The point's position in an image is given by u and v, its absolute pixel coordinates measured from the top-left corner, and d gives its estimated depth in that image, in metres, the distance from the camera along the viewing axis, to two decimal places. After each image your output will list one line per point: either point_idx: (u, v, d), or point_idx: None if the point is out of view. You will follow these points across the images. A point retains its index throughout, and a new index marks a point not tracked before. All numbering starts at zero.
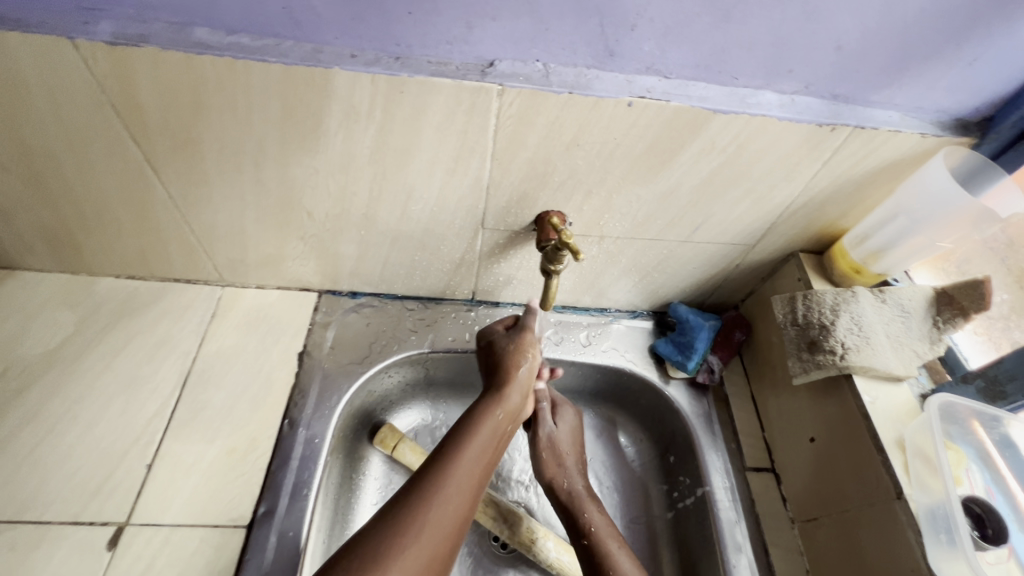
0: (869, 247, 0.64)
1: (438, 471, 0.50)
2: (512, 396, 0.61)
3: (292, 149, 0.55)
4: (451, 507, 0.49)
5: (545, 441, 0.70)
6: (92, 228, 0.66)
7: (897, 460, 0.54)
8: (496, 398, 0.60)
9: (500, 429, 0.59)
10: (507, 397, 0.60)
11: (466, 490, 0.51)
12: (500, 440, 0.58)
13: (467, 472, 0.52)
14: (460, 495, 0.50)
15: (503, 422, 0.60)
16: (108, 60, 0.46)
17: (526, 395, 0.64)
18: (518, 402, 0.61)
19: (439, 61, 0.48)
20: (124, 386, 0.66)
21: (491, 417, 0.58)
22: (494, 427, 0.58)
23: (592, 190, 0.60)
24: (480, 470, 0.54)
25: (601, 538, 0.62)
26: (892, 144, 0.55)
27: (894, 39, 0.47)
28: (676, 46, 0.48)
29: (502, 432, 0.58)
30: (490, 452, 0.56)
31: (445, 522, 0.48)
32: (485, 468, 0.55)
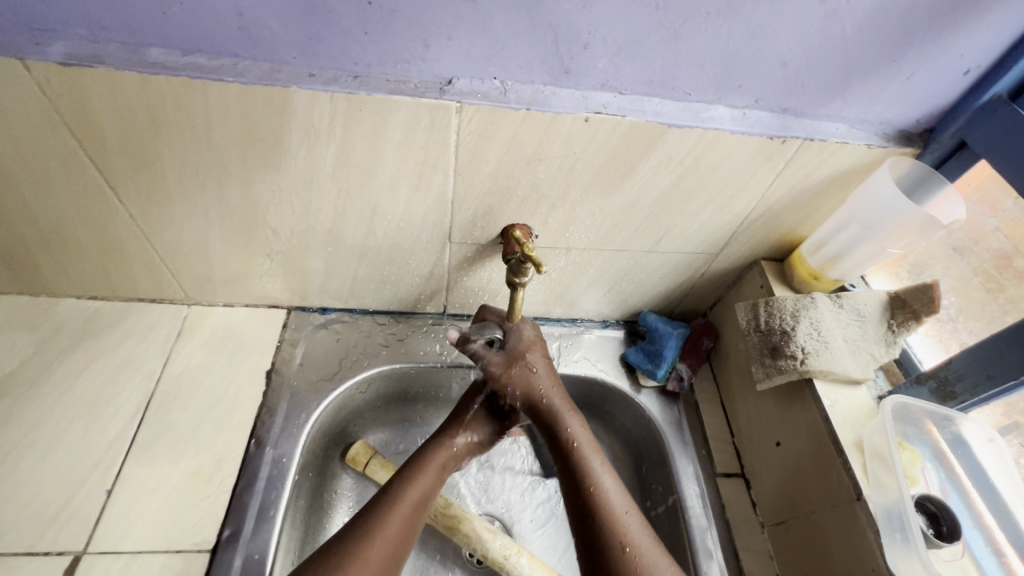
0: (826, 254, 0.66)
1: (378, 511, 0.55)
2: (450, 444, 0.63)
3: (254, 166, 0.55)
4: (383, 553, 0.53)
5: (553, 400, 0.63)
6: (51, 249, 0.65)
7: (856, 461, 0.56)
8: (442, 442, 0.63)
9: (438, 477, 0.61)
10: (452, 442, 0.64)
11: (397, 533, 0.55)
12: (438, 485, 0.61)
13: (398, 523, 0.55)
14: (396, 529, 0.55)
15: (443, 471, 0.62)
16: (61, 80, 0.46)
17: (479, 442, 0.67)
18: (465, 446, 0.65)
19: (397, 79, 0.49)
20: (85, 409, 0.64)
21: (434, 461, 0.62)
22: (433, 478, 0.61)
23: (555, 204, 0.61)
24: (408, 520, 0.56)
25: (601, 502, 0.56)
26: (841, 154, 0.57)
27: (835, 55, 0.49)
28: (629, 63, 0.49)
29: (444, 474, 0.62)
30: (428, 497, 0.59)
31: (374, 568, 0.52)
32: (416, 517, 0.57)
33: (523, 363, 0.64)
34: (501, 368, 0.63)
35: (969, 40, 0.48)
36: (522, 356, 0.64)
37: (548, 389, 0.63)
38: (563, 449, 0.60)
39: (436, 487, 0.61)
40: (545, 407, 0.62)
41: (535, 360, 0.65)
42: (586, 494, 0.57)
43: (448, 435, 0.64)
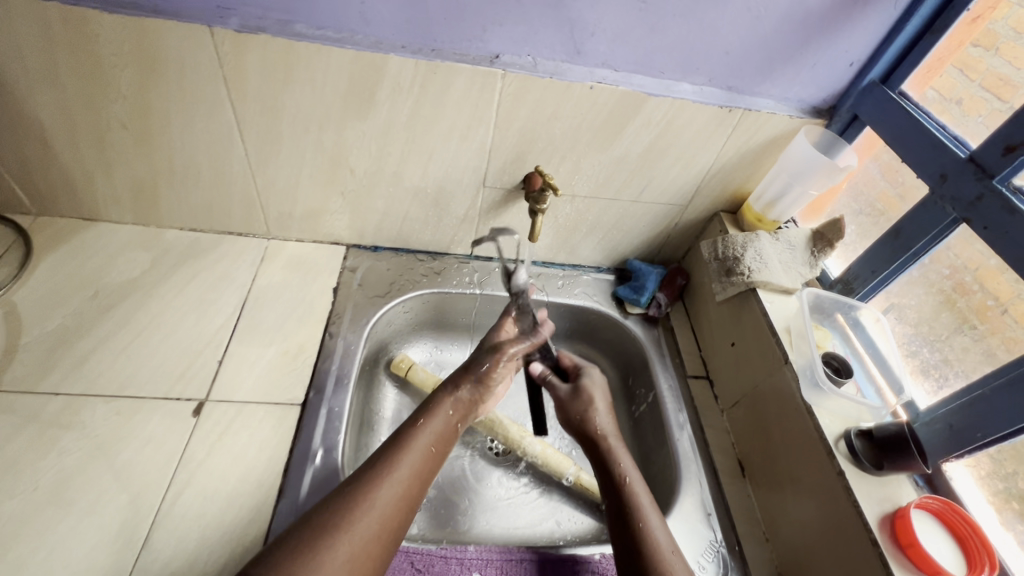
0: (766, 200, 0.87)
1: (389, 458, 0.60)
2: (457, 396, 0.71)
3: (349, 115, 0.75)
4: (399, 490, 0.58)
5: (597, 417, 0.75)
6: (175, 183, 0.83)
7: (785, 338, 0.76)
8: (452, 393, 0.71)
9: (444, 428, 0.66)
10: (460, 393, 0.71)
11: (412, 471, 0.60)
12: (450, 432, 0.68)
13: (412, 462, 0.61)
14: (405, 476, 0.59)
15: (453, 419, 0.69)
16: (232, 43, 0.66)
17: (484, 391, 0.75)
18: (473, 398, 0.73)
19: (461, 53, 0.70)
20: (194, 306, 0.82)
21: (443, 410, 0.68)
22: (443, 426, 0.67)
23: (565, 156, 0.82)
24: (421, 466, 0.62)
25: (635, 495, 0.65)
26: (772, 123, 0.80)
27: (761, 47, 0.72)
28: (622, 48, 0.71)
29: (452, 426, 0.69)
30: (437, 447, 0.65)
31: (391, 503, 0.57)
32: (430, 462, 0.63)
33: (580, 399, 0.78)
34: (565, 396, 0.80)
35: (850, 41, 0.72)
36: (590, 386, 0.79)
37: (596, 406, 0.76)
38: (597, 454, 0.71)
39: (448, 436, 0.67)
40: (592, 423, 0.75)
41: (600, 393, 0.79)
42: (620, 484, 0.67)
43: (456, 387, 0.72)
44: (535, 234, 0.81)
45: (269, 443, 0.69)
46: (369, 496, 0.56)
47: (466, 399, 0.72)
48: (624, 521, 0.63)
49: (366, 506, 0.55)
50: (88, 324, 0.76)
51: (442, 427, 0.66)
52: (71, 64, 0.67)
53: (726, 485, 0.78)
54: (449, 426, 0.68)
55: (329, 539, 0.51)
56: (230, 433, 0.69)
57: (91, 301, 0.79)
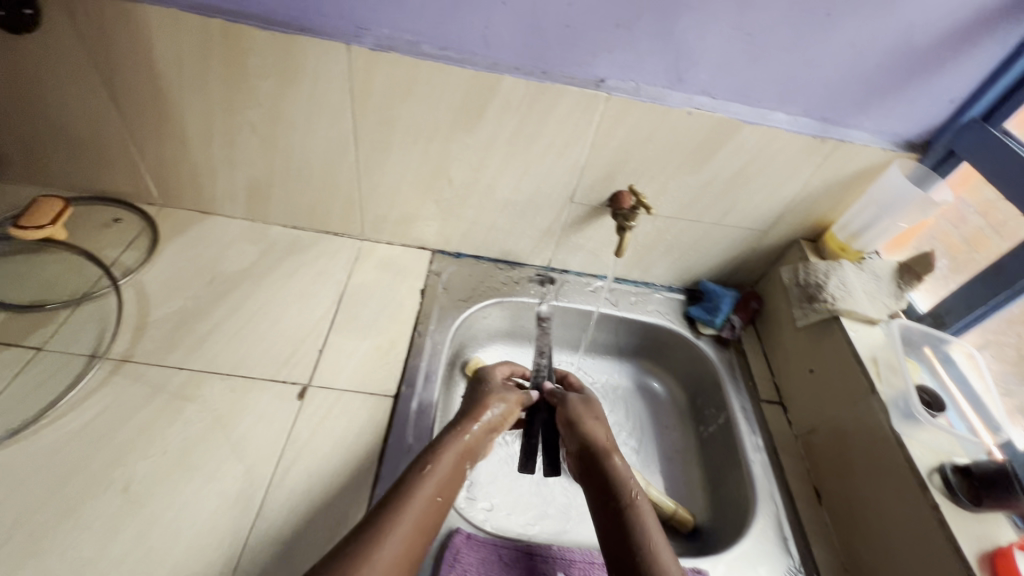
0: (851, 230, 0.88)
1: (391, 509, 0.58)
2: (451, 437, 0.69)
3: (457, 129, 0.80)
4: (400, 542, 0.56)
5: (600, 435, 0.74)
6: (287, 183, 0.90)
7: (871, 367, 0.76)
8: (456, 437, 0.69)
9: (435, 473, 0.64)
10: (464, 435, 0.70)
11: (414, 523, 0.58)
12: (455, 474, 0.66)
13: (415, 515, 0.58)
14: (408, 527, 0.57)
15: (460, 464, 0.67)
16: (365, 60, 0.72)
17: (489, 435, 0.73)
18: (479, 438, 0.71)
19: (569, 76, 0.75)
20: (297, 297, 0.88)
21: (449, 454, 0.66)
22: (449, 471, 0.65)
23: (654, 177, 0.86)
24: (426, 518, 0.59)
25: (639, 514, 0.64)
26: (865, 154, 0.81)
27: (860, 81, 0.74)
28: (723, 78, 0.75)
29: (461, 467, 0.67)
30: (439, 498, 0.62)
31: (395, 551, 0.55)
32: (431, 511, 0.60)
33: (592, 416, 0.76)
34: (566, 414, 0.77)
35: (951, 80, 0.73)
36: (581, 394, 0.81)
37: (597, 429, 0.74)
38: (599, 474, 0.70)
39: (454, 481, 0.65)
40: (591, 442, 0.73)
41: (584, 409, 0.77)
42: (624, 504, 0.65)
43: (458, 434, 0.69)
44: (621, 250, 0.84)
45: (365, 429, 0.74)
46: (371, 551, 0.53)
47: (467, 440, 0.69)
48: (623, 533, 0.62)
49: (373, 555, 0.53)
50: (206, 307, 0.83)
51: (446, 473, 0.64)
52: (220, 73, 0.75)
53: (802, 511, 0.78)
54: (451, 470, 0.65)
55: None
56: (330, 417, 0.74)
57: (208, 287, 0.86)
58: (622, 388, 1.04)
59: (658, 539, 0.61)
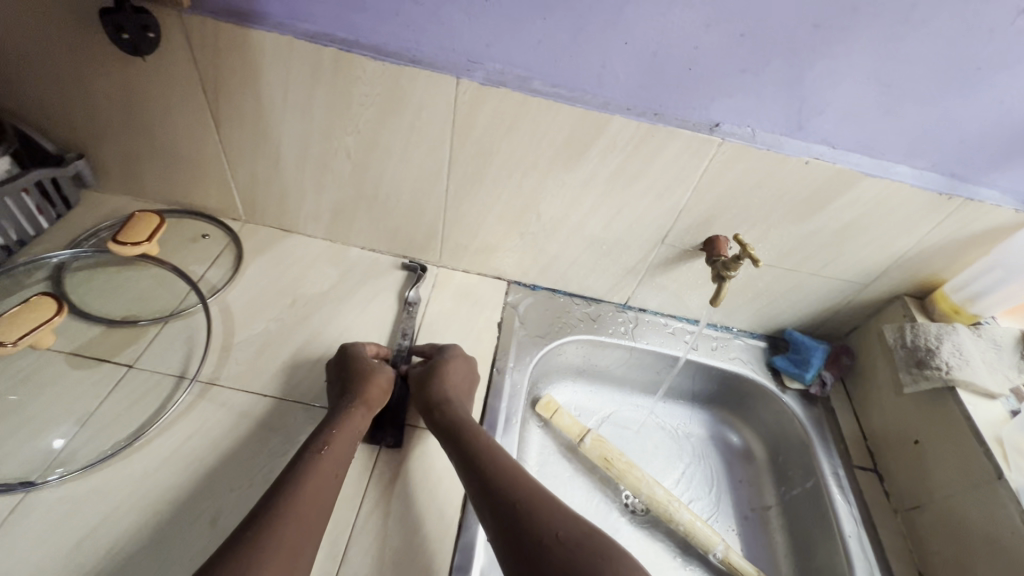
0: (966, 293, 0.82)
1: (291, 482, 0.57)
2: (359, 413, 0.68)
3: (555, 166, 0.78)
4: (297, 505, 0.55)
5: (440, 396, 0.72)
6: (372, 208, 0.89)
7: (997, 451, 0.69)
8: (340, 413, 0.67)
9: (344, 448, 0.63)
10: (352, 410, 0.68)
11: (320, 486, 0.58)
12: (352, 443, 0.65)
13: (314, 488, 0.57)
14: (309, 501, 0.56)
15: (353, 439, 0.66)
16: (472, 94, 0.71)
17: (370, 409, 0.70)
18: (366, 414, 0.68)
19: (683, 119, 0.71)
20: (376, 325, 0.87)
21: (345, 431, 0.65)
22: (347, 448, 0.64)
23: (756, 224, 0.81)
24: (322, 492, 0.58)
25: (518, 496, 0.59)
26: (993, 215, 0.75)
27: (1003, 139, 0.69)
28: (848, 128, 0.70)
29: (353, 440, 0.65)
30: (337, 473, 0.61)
31: (301, 514, 0.55)
32: (331, 478, 0.60)
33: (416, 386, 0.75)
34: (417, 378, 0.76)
35: None
36: (453, 361, 0.77)
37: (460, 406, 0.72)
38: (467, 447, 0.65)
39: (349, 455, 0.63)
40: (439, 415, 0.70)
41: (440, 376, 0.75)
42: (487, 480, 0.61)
43: (348, 413, 0.67)
44: (718, 299, 0.80)
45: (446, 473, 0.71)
46: (282, 508, 0.54)
47: (357, 419, 0.67)
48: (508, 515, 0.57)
49: (289, 515, 0.54)
50: (288, 331, 0.82)
51: (341, 448, 0.63)
52: (323, 98, 0.74)
53: None
54: (342, 448, 0.63)
55: (252, 553, 0.49)
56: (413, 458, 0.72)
57: (290, 309, 0.85)
58: (698, 436, 0.99)
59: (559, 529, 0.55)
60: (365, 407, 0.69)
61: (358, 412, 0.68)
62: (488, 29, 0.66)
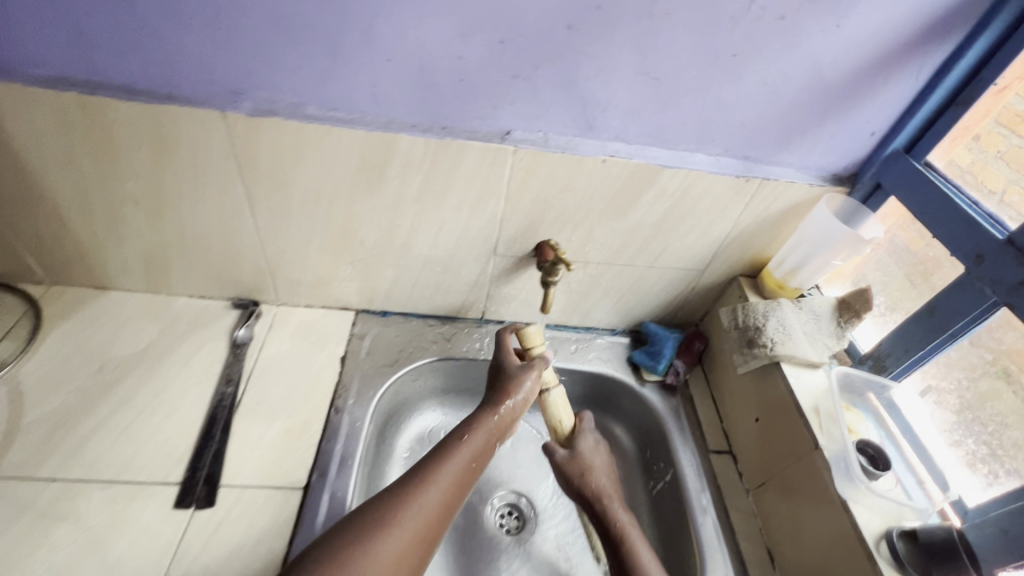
0: (787, 268, 0.84)
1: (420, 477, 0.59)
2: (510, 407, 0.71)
3: (359, 191, 0.74)
4: (436, 498, 0.59)
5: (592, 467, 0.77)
6: (185, 255, 0.83)
7: (813, 420, 0.71)
8: (491, 410, 0.70)
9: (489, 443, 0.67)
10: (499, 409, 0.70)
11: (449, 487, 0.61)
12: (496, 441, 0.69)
13: (447, 480, 0.61)
14: (435, 500, 0.58)
15: (494, 437, 0.69)
16: (244, 126, 0.66)
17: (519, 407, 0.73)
18: (512, 410, 0.71)
19: (472, 130, 0.70)
20: (199, 380, 0.80)
21: (484, 426, 0.68)
22: (482, 444, 0.67)
23: (578, 225, 0.81)
24: (454, 492, 0.61)
25: (632, 542, 0.69)
26: (790, 191, 0.78)
27: (778, 119, 0.71)
28: (635, 123, 0.70)
29: (492, 438, 0.68)
30: (469, 463, 0.64)
31: (430, 507, 0.58)
32: (469, 477, 0.64)
33: (582, 462, 0.77)
34: (581, 452, 0.78)
35: (869, 112, 0.70)
36: (588, 452, 0.78)
37: (602, 478, 0.76)
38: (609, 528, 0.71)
39: (487, 452, 0.67)
40: (593, 487, 0.75)
41: (592, 451, 0.79)
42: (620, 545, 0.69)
43: (482, 415, 0.69)
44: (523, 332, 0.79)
45: (265, 534, 0.66)
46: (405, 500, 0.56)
47: (503, 418, 0.71)
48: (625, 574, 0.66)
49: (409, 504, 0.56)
50: (92, 401, 0.75)
51: (479, 447, 0.66)
52: (86, 145, 0.68)
53: None
54: (484, 445, 0.67)
55: (331, 558, 0.50)
56: (227, 523, 0.66)
57: (97, 375, 0.78)
58: None
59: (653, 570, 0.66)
60: (510, 399, 0.72)
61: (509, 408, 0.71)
62: (240, 57, 0.62)
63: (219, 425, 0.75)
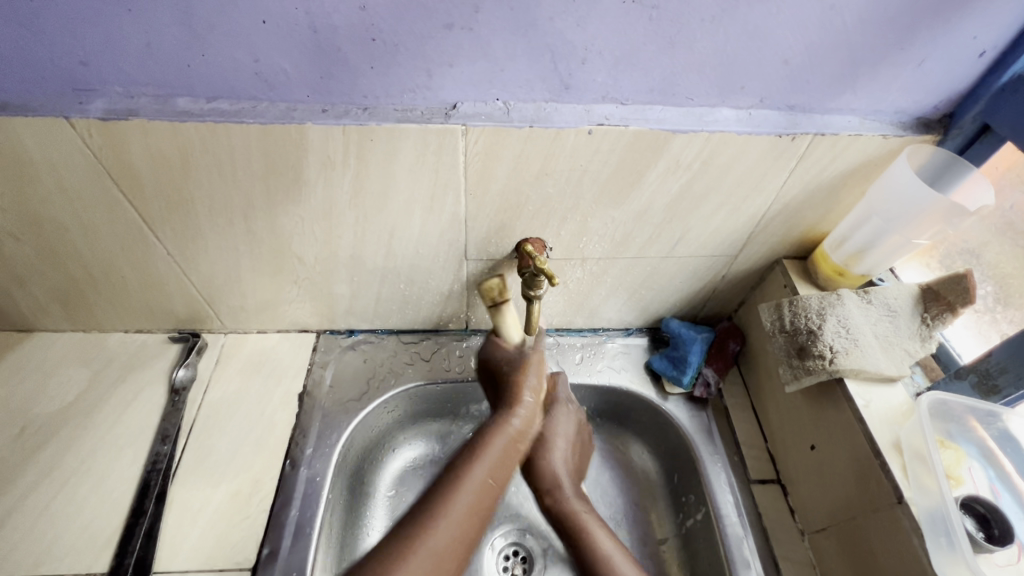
0: (849, 249, 0.64)
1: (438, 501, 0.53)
2: (529, 402, 0.63)
3: (277, 200, 0.58)
4: (466, 509, 0.54)
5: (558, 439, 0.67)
6: (100, 289, 0.69)
7: (895, 462, 0.54)
8: (502, 422, 0.62)
9: (516, 436, 0.61)
10: (511, 421, 0.62)
11: (467, 518, 0.54)
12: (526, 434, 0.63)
13: (466, 503, 0.54)
14: (458, 523, 0.53)
15: (510, 450, 0.61)
16: (102, 133, 0.50)
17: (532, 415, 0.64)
18: (524, 421, 0.63)
19: (405, 107, 0.51)
20: (133, 437, 0.68)
21: (499, 439, 0.60)
22: (501, 457, 0.59)
23: (567, 216, 0.62)
24: (474, 509, 0.55)
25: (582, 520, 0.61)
26: (855, 148, 0.56)
27: (838, 47, 0.49)
28: (628, 74, 0.50)
29: (512, 453, 0.60)
30: (494, 483, 0.57)
31: (460, 521, 0.53)
32: (504, 475, 0.59)
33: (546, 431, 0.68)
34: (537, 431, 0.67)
35: (980, 21, 0.47)
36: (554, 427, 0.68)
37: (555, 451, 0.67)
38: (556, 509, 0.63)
39: (508, 466, 0.60)
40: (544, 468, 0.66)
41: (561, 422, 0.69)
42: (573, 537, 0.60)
43: (503, 416, 0.62)
44: (488, 282, 0.61)
45: None
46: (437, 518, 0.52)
47: (525, 414, 0.63)
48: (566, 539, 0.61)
49: (438, 522, 0.52)
50: (9, 476, 0.64)
51: (503, 447, 0.60)
52: None
53: None
54: (512, 439, 0.61)
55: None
56: None
57: (16, 442, 0.67)
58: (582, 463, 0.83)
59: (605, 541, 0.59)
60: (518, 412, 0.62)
61: (531, 400, 0.64)
62: (64, 41, 0.45)
63: (153, 496, 0.63)
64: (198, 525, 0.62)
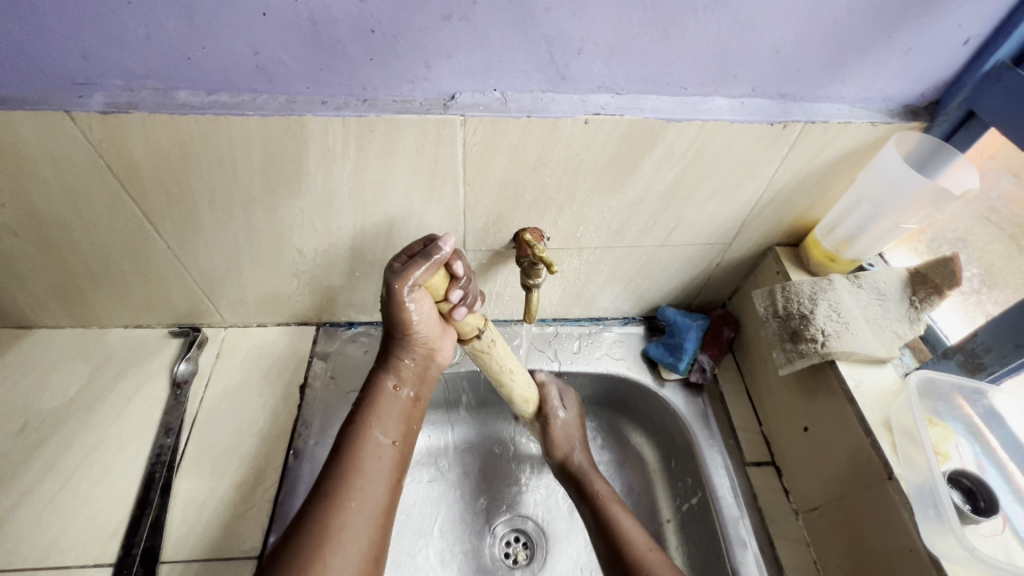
0: (839, 235, 0.66)
1: (343, 463, 0.55)
2: (412, 364, 0.61)
3: (277, 192, 0.58)
4: (373, 492, 0.54)
5: (560, 426, 0.73)
6: (100, 284, 0.69)
7: (885, 440, 0.55)
8: (392, 370, 0.61)
9: (407, 405, 0.61)
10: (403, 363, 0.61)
11: (379, 479, 0.56)
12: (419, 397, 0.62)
13: (380, 467, 0.56)
14: (375, 478, 0.55)
15: (409, 394, 0.61)
16: (103, 127, 0.50)
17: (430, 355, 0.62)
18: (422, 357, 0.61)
19: (403, 99, 0.52)
20: (136, 431, 0.69)
21: (391, 389, 0.60)
22: (400, 407, 0.60)
23: (563, 206, 0.63)
24: (388, 463, 0.57)
25: (609, 508, 0.66)
26: (845, 135, 0.57)
27: (827, 36, 0.50)
28: (623, 64, 0.51)
29: (408, 396, 0.61)
30: (402, 433, 0.60)
31: (370, 513, 0.53)
32: (405, 453, 0.59)
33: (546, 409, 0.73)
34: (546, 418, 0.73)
35: (966, 10, 0.48)
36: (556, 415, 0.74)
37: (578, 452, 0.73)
38: (588, 499, 0.68)
39: (412, 414, 0.61)
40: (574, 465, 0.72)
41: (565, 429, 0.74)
42: (608, 529, 0.63)
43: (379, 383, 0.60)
44: (533, 296, 0.64)
45: None
46: (338, 532, 0.51)
47: (410, 375, 0.61)
48: (597, 529, 0.65)
49: (348, 519, 0.52)
50: (11, 471, 0.64)
51: (398, 420, 0.60)
52: None
53: None
54: (406, 408, 0.61)
55: None
56: None
57: (18, 437, 0.67)
58: None
59: (627, 523, 0.64)
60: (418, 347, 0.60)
61: (414, 361, 0.61)
62: (63, 34, 0.45)
63: (158, 488, 0.64)
64: (205, 515, 0.63)
